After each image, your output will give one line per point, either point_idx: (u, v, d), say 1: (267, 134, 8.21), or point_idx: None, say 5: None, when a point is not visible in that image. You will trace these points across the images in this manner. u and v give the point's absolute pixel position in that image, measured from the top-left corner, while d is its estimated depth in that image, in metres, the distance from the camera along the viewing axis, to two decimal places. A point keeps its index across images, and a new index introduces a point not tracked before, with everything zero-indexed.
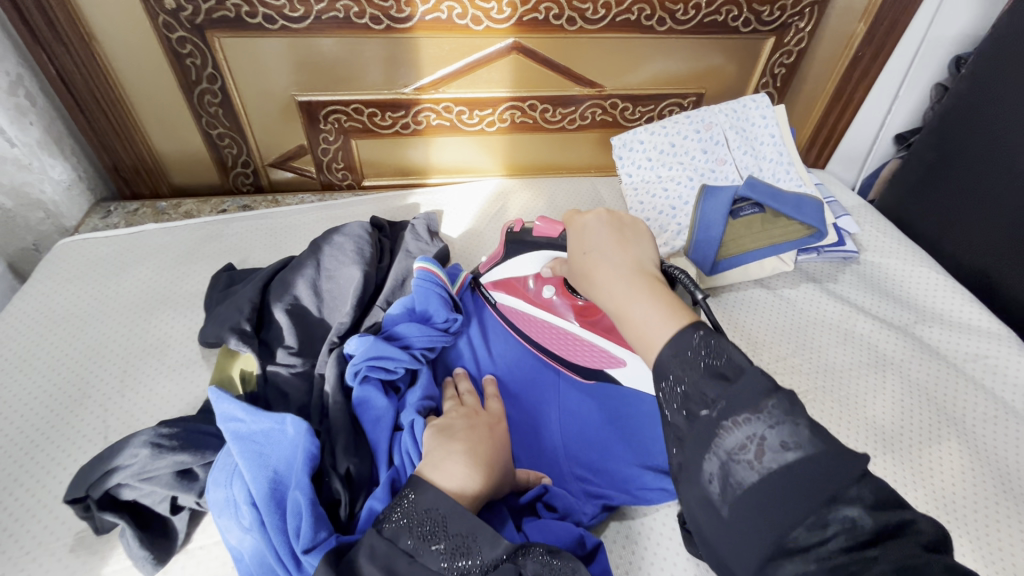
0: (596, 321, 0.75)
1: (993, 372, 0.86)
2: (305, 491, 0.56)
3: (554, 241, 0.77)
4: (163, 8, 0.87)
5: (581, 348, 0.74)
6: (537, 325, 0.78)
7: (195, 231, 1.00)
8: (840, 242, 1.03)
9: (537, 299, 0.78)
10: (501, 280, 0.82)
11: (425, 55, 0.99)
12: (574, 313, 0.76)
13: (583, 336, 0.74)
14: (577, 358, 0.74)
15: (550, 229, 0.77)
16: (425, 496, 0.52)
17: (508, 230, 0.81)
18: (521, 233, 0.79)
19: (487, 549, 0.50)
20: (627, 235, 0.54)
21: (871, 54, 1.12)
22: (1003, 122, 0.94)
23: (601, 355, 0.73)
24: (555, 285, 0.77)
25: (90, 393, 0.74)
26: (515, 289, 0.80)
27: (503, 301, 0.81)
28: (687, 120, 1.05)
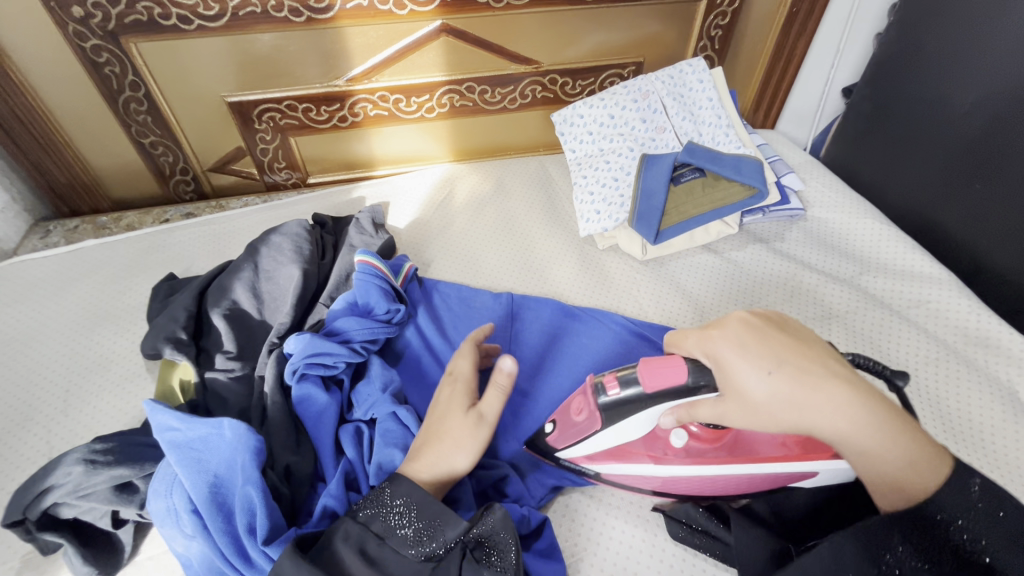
0: (731, 443, 0.61)
1: (936, 315, 0.88)
2: (256, 486, 0.56)
3: (680, 389, 0.55)
4: (72, 16, 0.84)
5: (742, 483, 0.62)
6: (684, 480, 0.62)
7: (137, 243, 0.98)
8: (785, 201, 1.03)
9: (668, 461, 0.61)
10: (600, 452, 0.63)
11: (353, 45, 0.97)
12: (718, 449, 0.61)
13: (741, 472, 0.61)
14: (745, 489, 0.63)
15: (668, 376, 0.55)
16: (399, 487, 0.55)
17: (595, 390, 0.59)
18: (620, 395, 0.57)
19: (451, 528, 0.53)
20: (787, 328, 0.54)
21: (806, 9, 1.12)
22: (932, 68, 0.94)
23: (774, 478, 0.61)
24: (683, 427, 0.61)
25: (32, 416, 0.73)
26: (628, 457, 0.62)
27: (612, 473, 0.64)
28: (624, 90, 1.03)
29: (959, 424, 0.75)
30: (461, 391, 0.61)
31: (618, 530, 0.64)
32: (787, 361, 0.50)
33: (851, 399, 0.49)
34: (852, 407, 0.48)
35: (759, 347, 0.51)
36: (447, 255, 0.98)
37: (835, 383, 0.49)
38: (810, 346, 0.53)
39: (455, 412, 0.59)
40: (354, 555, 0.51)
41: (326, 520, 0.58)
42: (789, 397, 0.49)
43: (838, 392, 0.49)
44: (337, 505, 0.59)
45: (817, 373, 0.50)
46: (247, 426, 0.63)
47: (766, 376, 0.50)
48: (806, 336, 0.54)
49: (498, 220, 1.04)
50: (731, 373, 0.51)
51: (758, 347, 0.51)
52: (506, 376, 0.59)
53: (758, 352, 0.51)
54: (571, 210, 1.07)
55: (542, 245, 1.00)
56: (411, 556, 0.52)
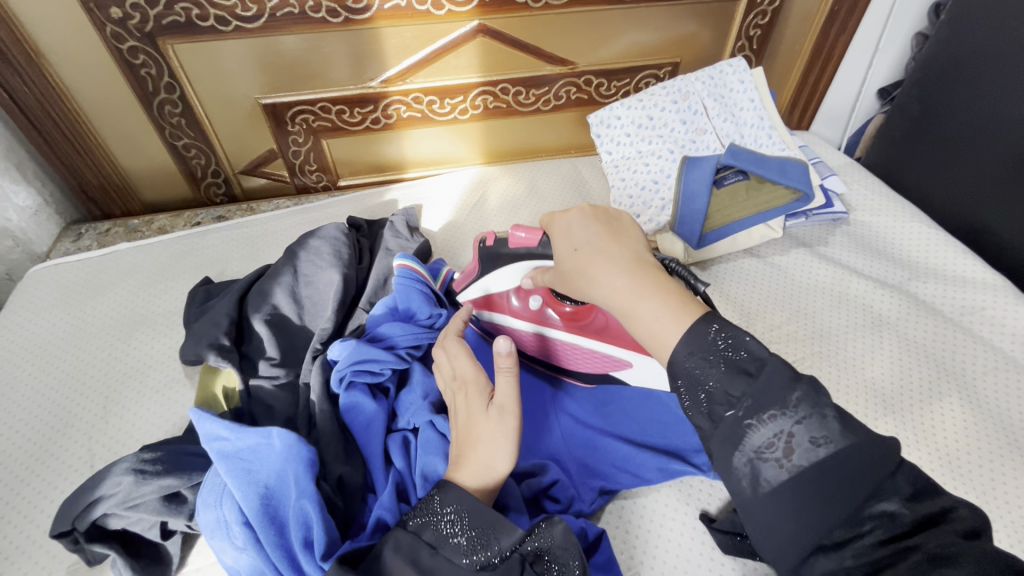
0: (590, 325, 0.76)
1: (992, 323, 0.85)
2: (311, 499, 0.54)
3: (531, 250, 0.72)
4: (110, 17, 0.84)
5: (578, 354, 0.75)
6: (533, 339, 0.77)
7: (170, 246, 0.97)
8: (828, 204, 1.01)
9: (524, 316, 0.77)
10: (482, 299, 0.79)
11: (389, 46, 0.96)
12: (565, 322, 0.76)
13: (586, 345, 0.74)
14: (579, 366, 0.75)
15: (522, 237, 0.72)
16: (449, 494, 0.53)
17: (479, 244, 0.77)
18: (494, 246, 0.76)
19: (507, 536, 0.51)
20: (617, 228, 0.53)
21: (848, 8, 1.09)
22: (986, 68, 0.92)
23: (601, 360, 0.74)
24: (542, 295, 0.76)
25: (73, 423, 0.72)
26: (501, 307, 0.78)
27: (489, 319, 0.79)
28: (663, 91, 1.01)
29: None
30: (474, 393, 0.57)
31: (674, 535, 0.62)
32: (597, 243, 0.51)
33: (638, 275, 0.48)
34: (639, 287, 0.47)
35: (594, 231, 0.52)
36: None
37: (624, 272, 0.48)
38: (622, 239, 0.52)
39: (478, 415, 0.56)
40: (404, 565, 0.49)
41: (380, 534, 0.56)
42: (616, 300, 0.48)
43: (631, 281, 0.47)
44: (391, 517, 0.57)
45: (611, 251, 0.50)
46: (296, 434, 0.62)
47: (574, 252, 0.51)
48: (626, 234, 0.52)
49: (533, 223, 1.02)
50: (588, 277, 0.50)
51: (585, 229, 0.53)
52: (507, 359, 0.55)
53: (625, 275, 0.48)
54: None
55: None
56: (466, 565, 0.49)
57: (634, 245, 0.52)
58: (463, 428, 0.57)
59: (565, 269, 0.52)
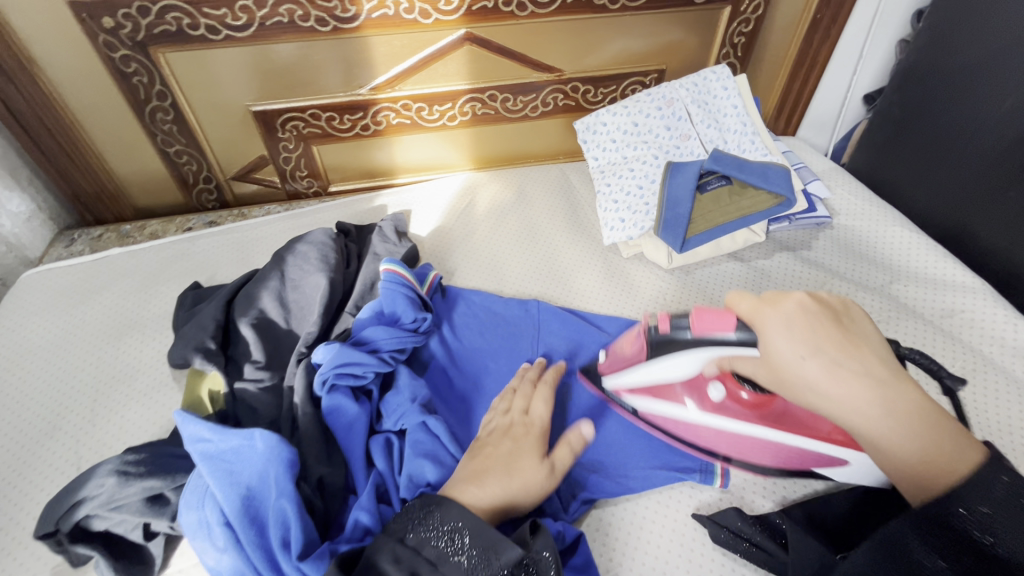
0: (774, 414, 0.64)
1: (971, 326, 0.86)
2: (290, 500, 0.54)
3: (721, 339, 0.60)
4: (103, 27, 0.85)
5: (759, 446, 0.65)
6: (706, 431, 0.67)
7: (162, 251, 0.98)
8: (811, 208, 1.02)
9: (704, 409, 0.67)
10: (642, 386, 0.70)
11: (378, 53, 0.97)
12: (750, 412, 0.65)
13: (774, 439, 0.64)
14: (755, 456, 0.66)
15: (712, 323, 0.60)
16: (449, 511, 0.54)
17: (649, 325, 0.66)
18: (669, 332, 0.64)
19: (506, 550, 0.51)
20: (845, 324, 0.52)
21: (831, 15, 1.11)
22: (965, 74, 0.93)
23: (805, 454, 0.63)
24: (721, 380, 0.65)
25: (61, 426, 0.73)
26: (671, 398, 0.69)
27: (649, 409, 0.70)
28: (648, 98, 1.03)
29: (1002, 438, 0.72)
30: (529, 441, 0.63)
31: (656, 535, 0.63)
32: (827, 351, 0.50)
33: (880, 391, 0.47)
34: (903, 412, 0.46)
35: (805, 332, 0.51)
36: (471, 263, 0.97)
37: (865, 377, 0.48)
38: (860, 344, 0.50)
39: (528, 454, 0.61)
40: None
41: (359, 535, 0.57)
42: (816, 383, 0.50)
43: (863, 391, 0.47)
44: (370, 519, 0.57)
45: (854, 356, 0.49)
46: (278, 436, 0.62)
47: (800, 359, 0.51)
48: (861, 335, 0.51)
49: (521, 229, 1.04)
50: (770, 344, 0.53)
51: (804, 332, 0.51)
52: (578, 437, 0.65)
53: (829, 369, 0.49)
54: (593, 218, 1.06)
55: (566, 254, 0.99)
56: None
57: (869, 347, 0.51)
58: (503, 457, 0.61)
59: (785, 372, 0.52)
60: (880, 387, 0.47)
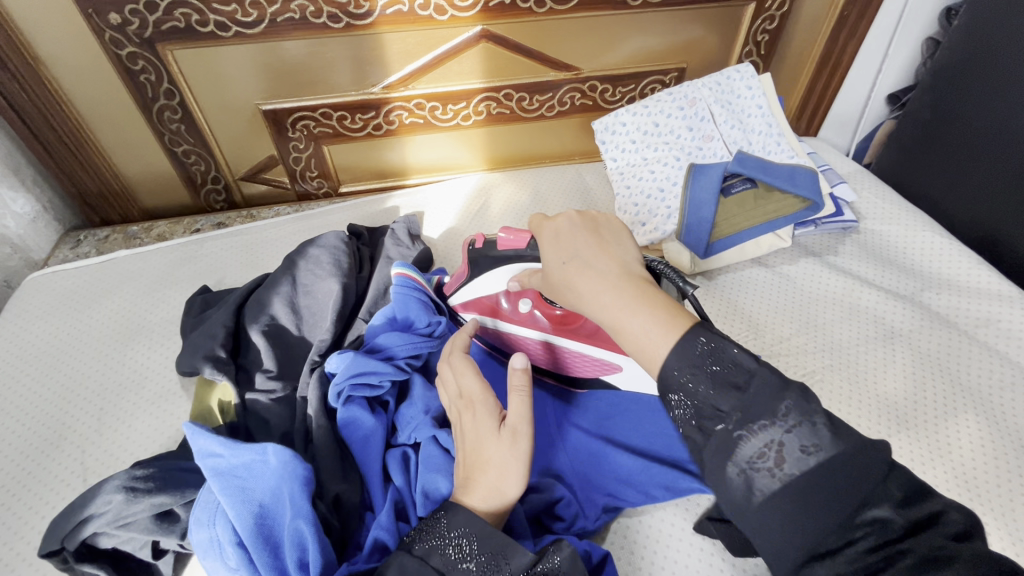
0: (579, 328, 0.72)
1: (1008, 336, 0.82)
2: (307, 519, 0.52)
3: (520, 252, 0.73)
4: (109, 23, 0.83)
5: (566, 357, 0.72)
6: (526, 344, 0.74)
7: (169, 253, 0.96)
8: (838, 212, 0.99)
9: (515, 320, 0.75)
10: (471, 301, 0.78)
11: (391, 51, 0.94)
12: (557, 326, 0.73)
13: (578, 349, 0.71)
14: (565, 369, 0.73)
15: (512, 239, 0.73)
16: (456, 516, 0.51)
17: (469, 246, 0.78)
18: (483, 247, 0.76)
19: (518, 557, 0.49)
20: (605, 237, 0.49)
21: (859, 12, 1.07)
22: (1001, 76, 0.89)
23: (590, 363, 0.71)
24: (531, 297, 0.74)
25: (66, 436, 0.71)
26: (490, 311, 0.76)
27: (480, 324, 0.77)
28: (669, 97, 1.00)
29: None
30: (482, 412, 0.55)
31: (682, 558, 0.60)
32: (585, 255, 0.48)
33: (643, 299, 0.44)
34: (626, 303, 0.44)
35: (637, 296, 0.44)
36: None
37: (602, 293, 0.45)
38: (607, 249, 0.48)
39: (489, 436, 0.54)
40: None
41: (376, 556, 0.55)
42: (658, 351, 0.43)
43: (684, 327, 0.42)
44: (389, 537, 0.55)
45: (598, 262, 0.47)
46: (293, 450, 0.60)
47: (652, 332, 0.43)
48: (613, 243, 0.49)
49: None
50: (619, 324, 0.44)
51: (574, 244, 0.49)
52: (520, 376, 0.55)
53: (589, 242, 0.48)
54: None
55: None
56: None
57: (619, 255, 0.48)
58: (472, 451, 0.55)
59: (553, 281, 0.49)
60: (613, 285, 0.45)
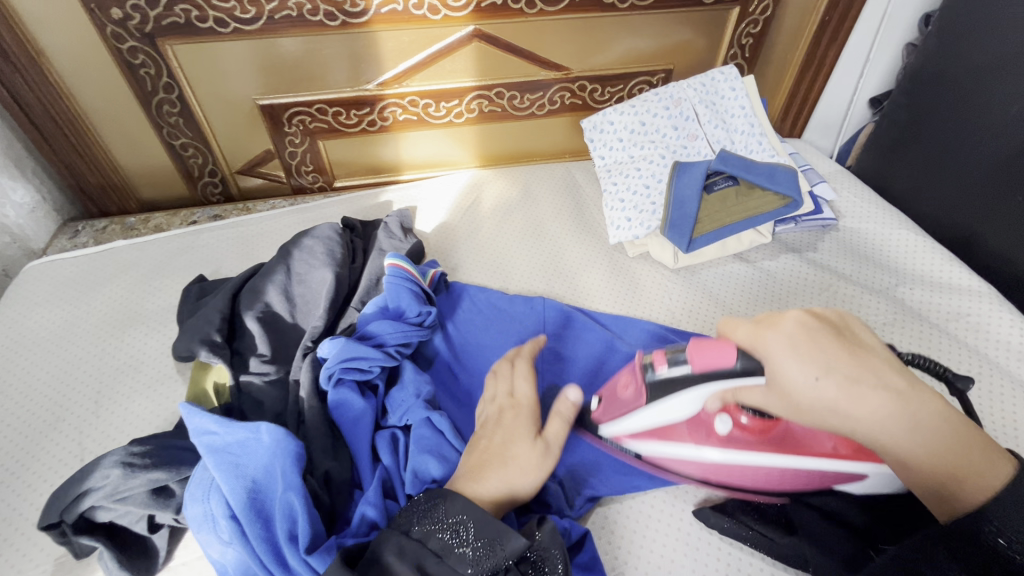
0: (780, 438, 0.60)
1: (977, 329, 0.86)
2: (298, 492, 0.54)
3: (722, 369, 0.55)
4: (110, 17, 0.85)
5: (780, 475, 0.61)
6: (724, 468, 0.62)
7: (167, 244, 0.98)
8: (817, 210, 1.02)
9: (711, 445, 0.62)
10: (644, 431, 0.64)
11: (385, 49, 0.97)
12: (758, 439, 0.60)
13: (782, 465, 0.60)
14: (777, 485, 0.62)
15: (709, 353, 0.55)
16: (454, 503, 0.53)
17: (642, 368, 0.61)
18: (664, 371, 0.59)
19: (513, 542, 0.51)
20: (848, 338, 0.49)
21: (839, 17, 1.11)
22: (972, 81, 0.93)
23: (812, 475, 0.59)
24: (727, 412, 0.61)
25: (64, 417, 0.73)
26: (670, 437, 0.63)
27: (653, 452, 0.65)
28: (656, 97, 1.03)
29: (1007, 440, 0.72)
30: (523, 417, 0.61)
31: (659, 537, 0.63)
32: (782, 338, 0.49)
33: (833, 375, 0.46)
34: (897, 417, 0.45)
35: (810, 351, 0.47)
36: (476, 259, 0.97)
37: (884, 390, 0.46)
38: (861, 354, 0.48)
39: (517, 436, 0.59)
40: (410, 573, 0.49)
41: (365, 529, 0.57)
42: (833, 403, 0.46)
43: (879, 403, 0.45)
44: (377, 513, 0.57)
45: (866, 371, 0.46)
46: (285, 429, 0.62)
47: (812, 382, 0.47)
48: (863, 346, 0.49)
49: (526, 226, 1.04)
50: (777, 369, 0.49)
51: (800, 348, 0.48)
52: (570, 407, 0.63)
53: (816, 364, 0.47)
54: (599, 217, 1.06)
55: (571, 253, 0.99)
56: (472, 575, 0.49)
57: (876, 357, 0.48)
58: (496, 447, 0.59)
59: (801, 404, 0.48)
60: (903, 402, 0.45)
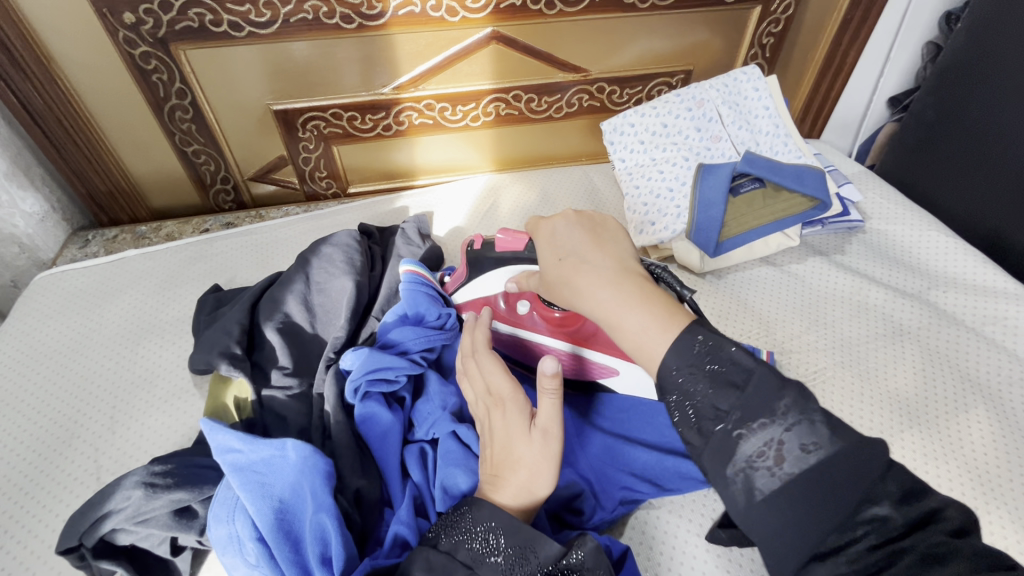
0: (577, 331, 0.72)
1: (1015, 333, 0.83)
2: (330, 514, 0.52)
3: (516, 252, 0.75)
4: (123, 23, 0.83)
5: (561, 361, 0.73)
6: (526, 348, 0.75)
7: (179, 253, 0.95)
8: (845, 212, 1.00)
9: (516, 324, 0.75)
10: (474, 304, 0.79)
11: (402, 52, 0.95)
12: (554, 329, 0.73)
13: (574, 353, 0.72)
14: (561, 372, 0.73)
15: (509, 240, 0.75)
16: (481, 512, 0.51)
17: (468, 247, 0.80)
18: (480, 249, 0.78)
19: (543, 548, 0.49)
20: (605, 237, 0.52)
21: (861, 15, 1.09)
22: (1005, 78, 0.91)
23: (590, 367, 0.71)
24: (531, 299, 0.75)
25: (78, 434, 0.70)
26: (492, 315, 0.77)
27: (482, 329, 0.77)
28: (677, 99, 1.01)
29: None
30: (512, 411, 0.54)
31: (702, 549, 0.61)
32: (584, 252, 0.51)
33: (616, 282, 0.47)
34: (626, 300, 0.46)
35: (587, 243, 0.51)
36: None
37: (609, 287, 0.47)
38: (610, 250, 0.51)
39: (518, 436, 0.52)
40: None
41: (398, 550, 0.55)
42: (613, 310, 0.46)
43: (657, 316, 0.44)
44: (409, 533, 0.55)
45: (597, 261, 0.49)
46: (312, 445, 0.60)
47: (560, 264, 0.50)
48: (611, 242, 0.52)
49: None
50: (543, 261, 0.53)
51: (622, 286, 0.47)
52: (551, 381, 0.49)
53: (583, 243, 0.51)
54: (619, 220, 1.04)
55: None
56: None
57: (617, 251, 0.51)
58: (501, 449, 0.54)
59: (549, 278, 0.51)
60: (646, 317, 0.45)
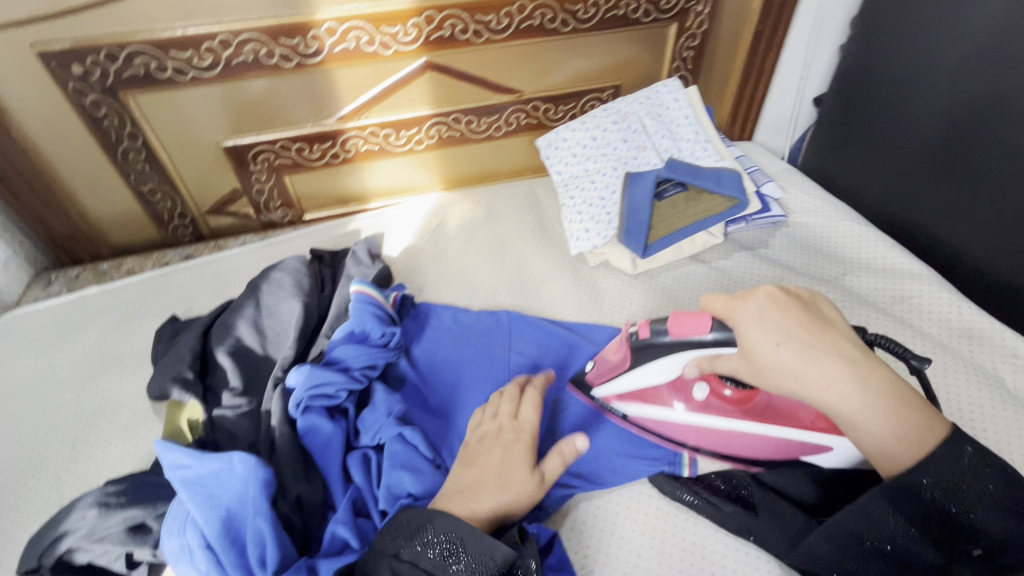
0: (758, 408, 0.70)
1: (919, 310, 0.90)
2: (266, 518, 0.57)
3: (702, 340, 0.66)
4: (72, 75, 0.89)
5: (732, 438, 0.71)
6: (692, 430, 0.72)
7: (139, 287, 1.00)
8: (766, 208, 1.07)
9: (690, 409, 0.72)
10: (630, 392, 0.74)
11: (343, 85, 1.01)
12: (733, 408, 0.71)
13: (764, 432, 0.69)
14: (731, 448, 0.71)
15: (692, 325, 0.66)
16: (443, 523, 0.55)
17: (630, 334, 0.72)
18: (648, 338, 0.70)
19: (501, 553, 0.53)
20: (811, 313, 0.60)
21: (772, 26, 1.17)
22: (897, 78, 0.99)
23: (793, 445, 0.68)
24: (705, 381, 0.71)
25: (41, 465, 0.74)
26: (657, 400, 0.73)
27: (638, 413, 0.74)
28: (604, 113, 1.08)
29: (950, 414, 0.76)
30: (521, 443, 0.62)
31: (631, 533, 0.66)
32: (795, 334, 0.57)
33: (853, 367, 0.55)
34: (876, 399, 0.53)
35: (775, 320, 0.58)
36: (442, 280, 1.00)
37: (835, 360, 0.55)
38: (830, 328, 0.58)
39: (515, 465, 0.61)
40: None
41: (336, 547, 0.59)
42: (791, 367, 0.56)
43: (835, 369, 0.54)
44: (347, 532, 0.59)
45: (826, 340, 0.57)
46: (258, 458, 0.64)
47: (774, 346, 0.57)
48: (834, 322, 0.60)
49: (491, 244, 1.07)
50: (746, 335, 0.60)
51: (775, 321, 0.58)
52: (572, 447, 0.63)
53: (783, 323, 0.58)
54: (560, 229, 1.10)
55: (535, 267, 1.02)
56: None
57: (839, 332, 0.58)
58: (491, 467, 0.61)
59: (760, 363, 0.58)
60: (855, 372, 0.54)
